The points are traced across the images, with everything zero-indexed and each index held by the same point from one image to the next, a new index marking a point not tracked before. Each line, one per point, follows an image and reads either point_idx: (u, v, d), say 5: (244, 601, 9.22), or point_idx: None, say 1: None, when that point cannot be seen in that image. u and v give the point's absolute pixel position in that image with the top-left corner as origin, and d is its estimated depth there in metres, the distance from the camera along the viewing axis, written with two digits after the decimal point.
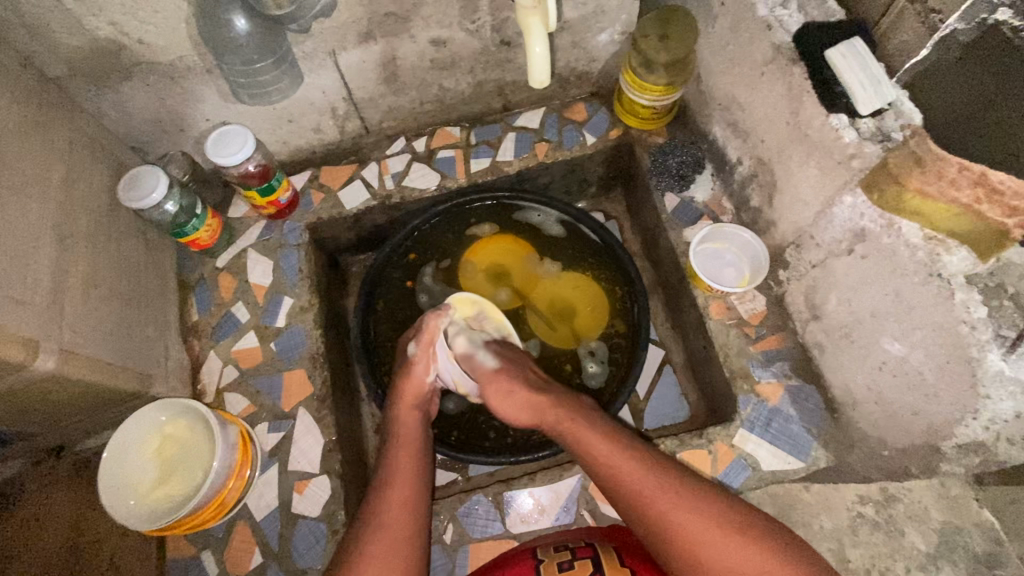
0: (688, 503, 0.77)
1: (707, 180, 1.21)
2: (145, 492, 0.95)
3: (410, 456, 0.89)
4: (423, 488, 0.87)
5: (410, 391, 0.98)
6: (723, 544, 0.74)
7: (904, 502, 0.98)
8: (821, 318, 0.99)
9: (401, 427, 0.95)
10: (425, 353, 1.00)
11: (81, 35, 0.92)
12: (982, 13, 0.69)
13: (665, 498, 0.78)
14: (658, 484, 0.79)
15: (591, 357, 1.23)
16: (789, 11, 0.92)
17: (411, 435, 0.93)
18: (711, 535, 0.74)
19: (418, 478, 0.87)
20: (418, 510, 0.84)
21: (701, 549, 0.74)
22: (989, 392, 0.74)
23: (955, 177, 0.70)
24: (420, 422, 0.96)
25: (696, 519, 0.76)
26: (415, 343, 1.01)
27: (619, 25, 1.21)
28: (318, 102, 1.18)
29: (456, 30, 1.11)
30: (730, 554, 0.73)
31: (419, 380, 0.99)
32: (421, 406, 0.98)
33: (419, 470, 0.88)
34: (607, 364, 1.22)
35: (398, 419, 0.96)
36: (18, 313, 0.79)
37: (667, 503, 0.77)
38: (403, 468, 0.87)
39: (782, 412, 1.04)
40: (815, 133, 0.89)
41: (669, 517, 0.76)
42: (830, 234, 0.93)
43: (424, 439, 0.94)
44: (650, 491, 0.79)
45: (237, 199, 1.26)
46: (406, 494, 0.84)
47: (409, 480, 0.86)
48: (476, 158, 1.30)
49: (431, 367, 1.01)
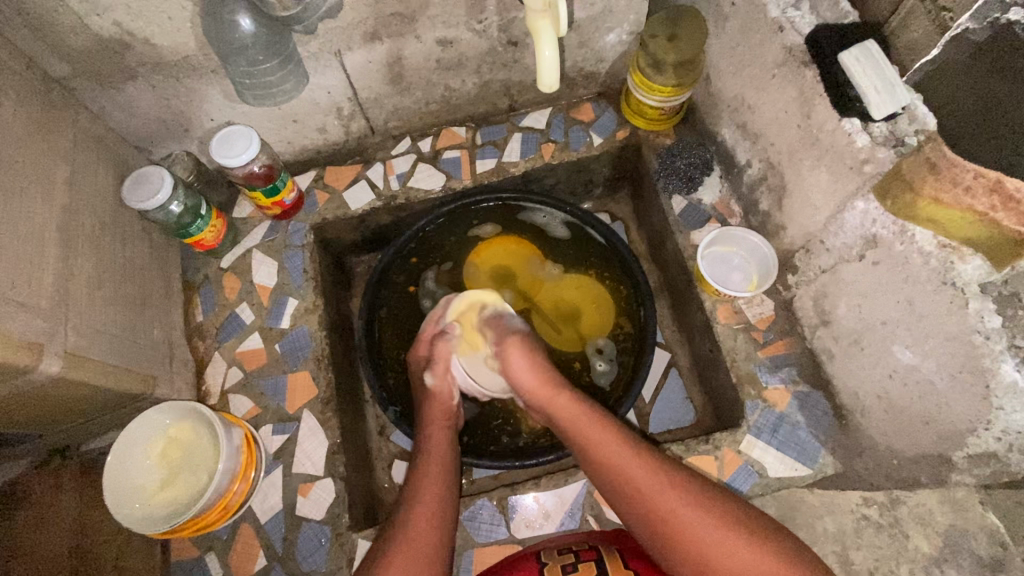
0: (700, 509, 0.76)
1: (716, 181, 1.19)
2: (150, 494, 0.95)
3: (440, 471, 0.89)
4: (449, 503, 0.87)
5: (437, 413, 1.00)
6: (736, 550, 0.72)
7: (908, 505, 0.97)
8: (830, 324, 0.98)
9: (431, 442, 0.95)
10: (444, 380, 1.02)
11: (86, 35, 0.91)
12: (994, 13, 0.69)
13: (675, 505, 0.76)
14: (669, 488, 0.78)
15: (599, 356, 1.23)
16: (801, 13, 0.90)
17: (441, 452, 0.93)
18: (723, 542, 0.73)
19: (446, 494, 0.87)
20: (445, 526, 0.84)
21: (713, 557, 0.72)
22: (1002, 403, 0.72)
23: (969, 184, 0.68)
24: (450, 437, 0.97)
25: (706, 526, 0.74)
26: (432, 372, 1.03)
27: (628, 25, 1.20)
28: (323, 102, 1.17)
29: (463, 30, 1.10)
30: (745, 562, 0.71)
31: (445, 401, 1.01)
32: (448, 423, 1.00)
33: (448, 485, 0.88)
34: (616, 362, 1.22)
35: (426, 435, 0.97)
36: (22, 317, 0.78)
37: (677, 510, 0.76)
38: (429, 483, 0.87)
39: (790, 418, 1.03)
40: (826, 137, 0.88)
41: (679, 525, 0.75)
42: (840, 240, 0.92)
43: (452, 454, 0.94)
44: (659, 502, 0.77)
45: (242, 199, 1.25)
46: (431, 511, 0.84)
47: (436, 494, 0.86)
48: (482, 159, 1.29)
49: (454, 390, 1.03)
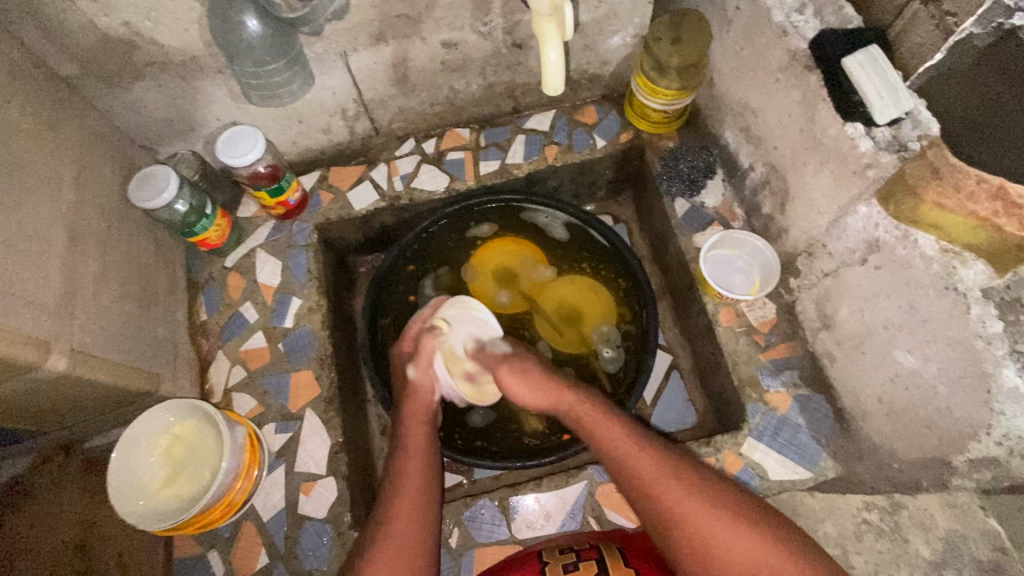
0: (685, 490, 0.77)
1: (719, 184, 1.19)
2: (154, 491, 0.96)
3: (420, 469, 0.88)
4: (431, 495, 0.87)
5: (417, 407, 0.99)
6: (729, 535, 0.73)
7: (909, 510, 0.98)
8: (832, 328, 0.98)
9: (411, 436, 0.94)
10: (426, 374, 1.02)
11: (93, 35, 0.92)
12: (998, 18, 0.68)
13: (664, 486, 0.78)
14: (657, 471, 0.79)
15: (606, 342, 1.24)
16: (805, 17, 0.90)
17: (420, 446, 0.92)
18: (710, 524, 0.74)
19: (427, 489, 0.87)
20: (429, 522, 0.84)
21: (707, 540, 0.73)
22: (1003, 408, 0.73)
23: (972, 189, 0.69)
24: (430, 429, 0.96)
25: (698, 509, 0.75)
26: (414, 365, 1.02)
27: (632, 28, 1.20)
28: (328, 103, 1.17)
29: (468, 32, 1.11)
30: (737, 544, 0.72)
31: (425, 397, 1.00)
32: (428, 418, 0.98)
33: (429, 483, 0.88)
34: (622, 350, 1.23)
35: (407, 429, 0.95)
36: (29, 314, 0.79)
37: (665, 493, 0.77)
38: (411, 479, 0.87)
39: (791, 421, 1.03)
40: (829, 142, 0.88)
41: (668, 508, 0.76)
42: (843, 245, 0.92)
43: (431, 448, 0.93)
44: (649, 479, 0.79)
45: (247, 198, 1.26)
46: (413, 507, 0.84)
47: (417, 490, 0.86)
48: (486, 160, 1.29)
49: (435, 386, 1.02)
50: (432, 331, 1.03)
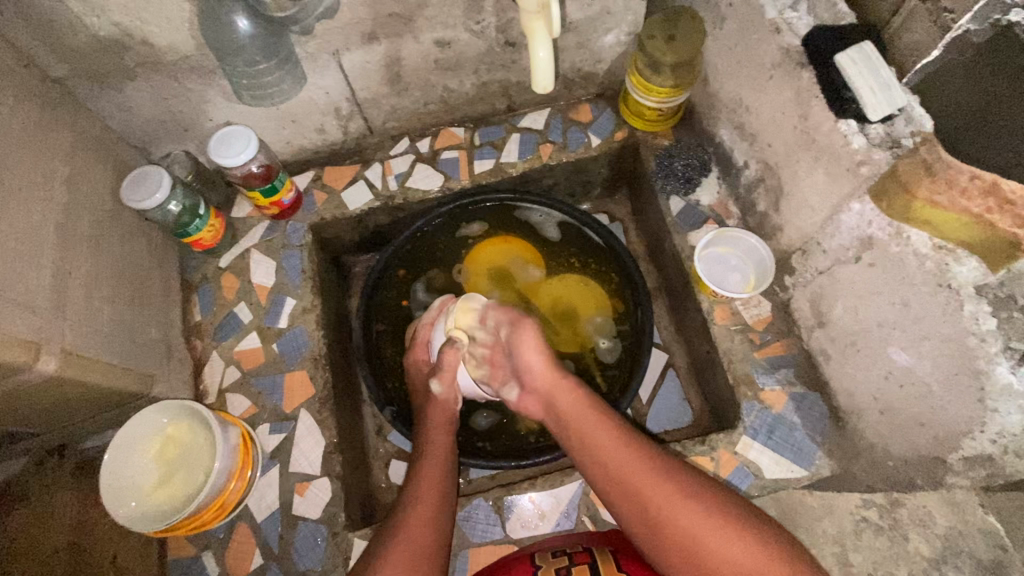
0: (689, 496, 0.76)
1: (713, 182, 1.19)
2: (148, 492, 0.95)
3: (438, 475, 0.89)
4: (448, 502, 0.88)
5: (441, 418, 1.00)
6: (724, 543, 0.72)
7: (908, 507, 0.96)
8: (826, 325, 0.98)
9: (432, 444, 0.95)
10: (450, 389, 1.01)
11: (84, 36, 0.92)
12: (994, 14, 0.68)
13: (661, 493, 0.77)
14: (654, 477, 0.78)
15: (603, 335, 1.24)
16: (798, 14, 0.90)
17: (440, 454, 0.93)
18: (707, 532, 0.73)
19: (445, 495, 0.88)
20: (443, 524, 0.84)
21: (706, 545, 0.73)
22: (997, 406, 0.72)
23: (966, 186, 0.67)
24: (450, 438, 0.97)
25: (695, 517, 0.74)
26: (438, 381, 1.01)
27: (625, 26, 1.20)
28: (321, 103, 1.17)
29: (460, 31, 1.10)
30: (733, 552, 0.72)
31: (447, 408, 1.01)
32: (451, 428, 0.99)
33: (447, 490, 0.88)
34: (619, 341, 1.23)
35: (428, 438, 0.96)
36: (20, 316, 0.78)
37: (664, 498, 0.76)
38: (430, 487, 0.87)
39: (786, 419, 1.03)
40: (823, 139, 0.88)
41: (663, 514, 0.76)
42: (837, 242, 0.92)
43: (451, 455, 0.94)
44: (647, 485, 0.78)
45: (241, 198, 1.26)
46: (431, 508, 0.85)
47: (435, 495, 0.87)
48: (480, 159, 1.29)
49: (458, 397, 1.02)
50: (450, 346, 1.00)
